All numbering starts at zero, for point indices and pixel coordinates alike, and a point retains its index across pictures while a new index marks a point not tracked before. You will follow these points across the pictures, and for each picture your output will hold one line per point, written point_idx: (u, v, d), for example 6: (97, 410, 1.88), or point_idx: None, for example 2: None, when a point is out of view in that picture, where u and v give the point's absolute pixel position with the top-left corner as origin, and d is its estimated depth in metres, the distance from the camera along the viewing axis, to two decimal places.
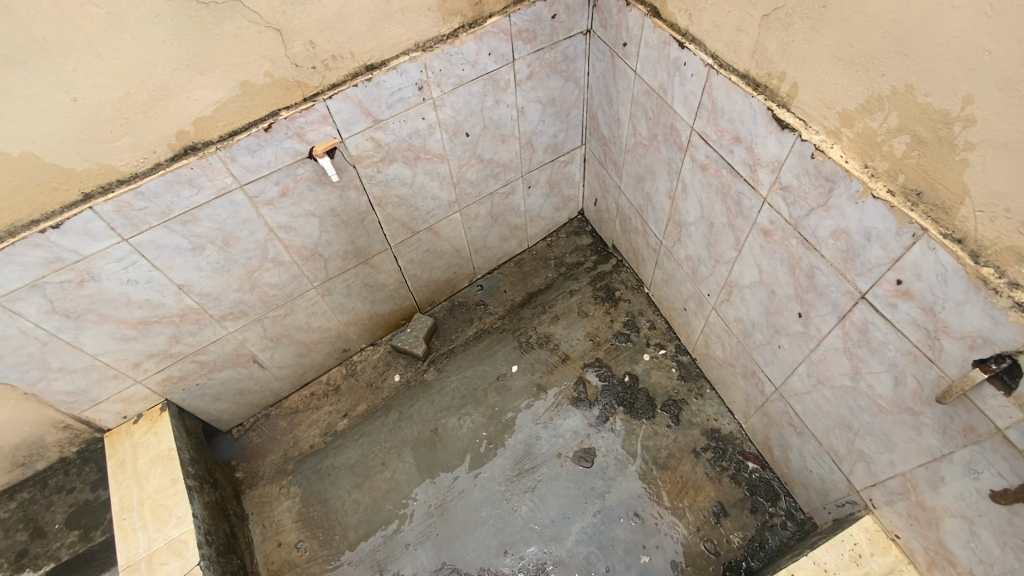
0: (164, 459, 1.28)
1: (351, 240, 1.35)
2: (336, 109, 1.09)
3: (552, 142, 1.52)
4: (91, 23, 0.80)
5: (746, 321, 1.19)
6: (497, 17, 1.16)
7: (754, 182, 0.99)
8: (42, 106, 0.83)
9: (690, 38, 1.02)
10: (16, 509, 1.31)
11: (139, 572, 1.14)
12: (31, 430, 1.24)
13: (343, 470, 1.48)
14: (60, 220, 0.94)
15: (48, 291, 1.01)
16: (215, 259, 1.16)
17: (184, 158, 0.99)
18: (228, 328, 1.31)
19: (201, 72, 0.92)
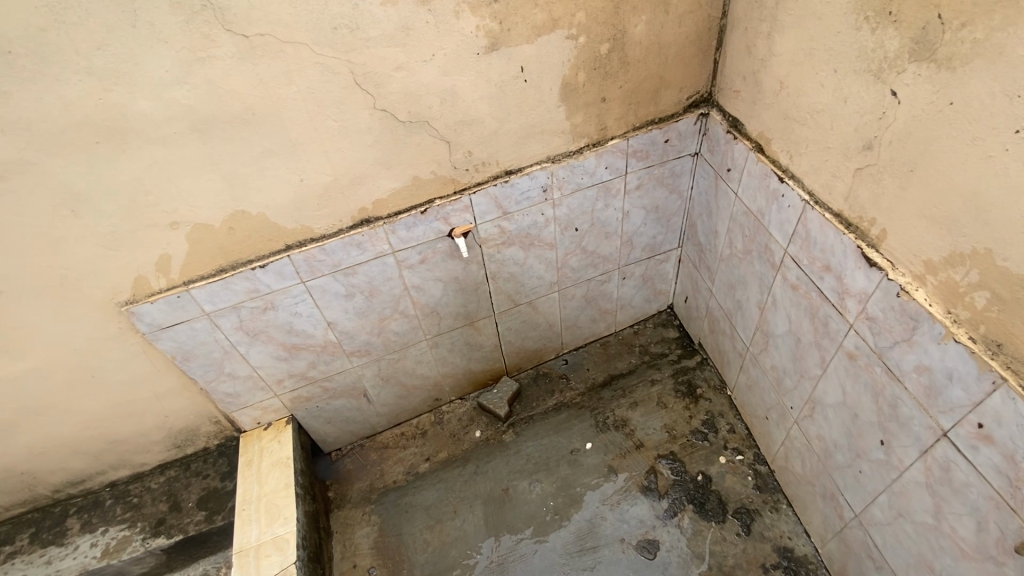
0: (282, 465, 1.52)
1: (464, 304, 1.57)
2: (476, 202, 1.35)
3: (652, 242, 1.68)
4: (327, 131, 1.11)
5: (828, 441, 1.22)
6: (618, 139, 1.39)
7: (842, 309, 1.07)
8: (281, 183, 1.15)
9: (790, 174, 1.16)
10: (164, 482, 1.60)
11: (248, 557, 1.35)
12: (193, 419, 1.53)
13: (419, 509, 1.62)
14: (267, 262, 1.24)
15: (242, 312, 1.30)
16: (360, 306, 1.43)
17: (360, 228, 1.28)
18: (353, 363, 1.55)
19: (388, 168, 1.22)
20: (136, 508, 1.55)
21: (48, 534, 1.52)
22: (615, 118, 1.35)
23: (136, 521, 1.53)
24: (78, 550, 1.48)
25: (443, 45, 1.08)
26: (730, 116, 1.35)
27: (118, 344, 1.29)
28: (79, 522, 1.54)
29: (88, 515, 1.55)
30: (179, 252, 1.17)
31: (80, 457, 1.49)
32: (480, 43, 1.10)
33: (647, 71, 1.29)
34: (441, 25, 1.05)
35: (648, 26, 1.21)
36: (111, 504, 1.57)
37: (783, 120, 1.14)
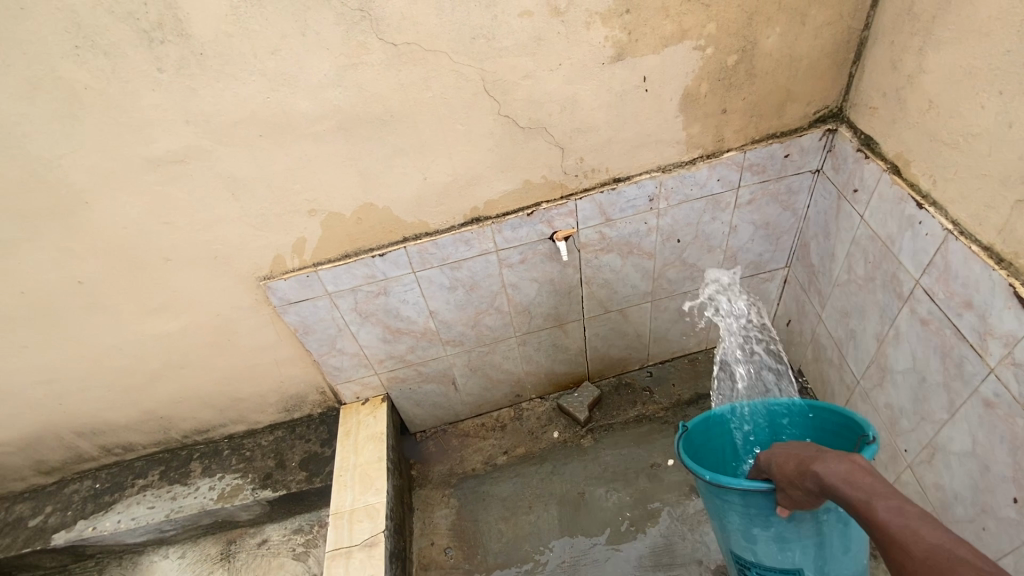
0: (376, 439, 1.63)
1: (556, 306, 1.60)
2: (582, 207, 1.37)
3: (757, 259, 1.62)
4: (453, 133, 1.18)
5: (948, 492, 1.12)
6: (734, 152, 1.35)
7: (982, 351, 0.99)
8: (406, 179, 1.24)
9: (931, 200, 1.08)
10: (272, 441, 1.77)
11: (342, 520, 1.48)
12: (303, 387, 1.69)
13: (496, 499, 1.67)
14: (385, 251, 1.35)
15: (359, 295, 1.42)
16: (461, 299, 1.50)
17: (470, 226, 1.35)
18: (447, 352, 1.64)
19: (503, 171, 1.27)
20: (248, 461, 1.74)
21: (175, 473, 1.75)
22: (733, 131, 1.32)
23: (247, 472, 1.71)
24: (199, 491, 1.69)
25: (571, 55, 1.11)
26: (863, 133, 1.27)
27: (253, 313, 1.45)
28: (201, 466, 1.75)
29: (208, 462, 1.76)
30: (313, 236, 1.30)
31: (209, 409, 1.69)
32: (607, 53, 1.12)
33: (773, 83, 1.25)
34: (571, 35, 1.08)
35: (781, 38, 1.17)
36: (228, 454, 1.77)
37: (929, 142, 1.07)
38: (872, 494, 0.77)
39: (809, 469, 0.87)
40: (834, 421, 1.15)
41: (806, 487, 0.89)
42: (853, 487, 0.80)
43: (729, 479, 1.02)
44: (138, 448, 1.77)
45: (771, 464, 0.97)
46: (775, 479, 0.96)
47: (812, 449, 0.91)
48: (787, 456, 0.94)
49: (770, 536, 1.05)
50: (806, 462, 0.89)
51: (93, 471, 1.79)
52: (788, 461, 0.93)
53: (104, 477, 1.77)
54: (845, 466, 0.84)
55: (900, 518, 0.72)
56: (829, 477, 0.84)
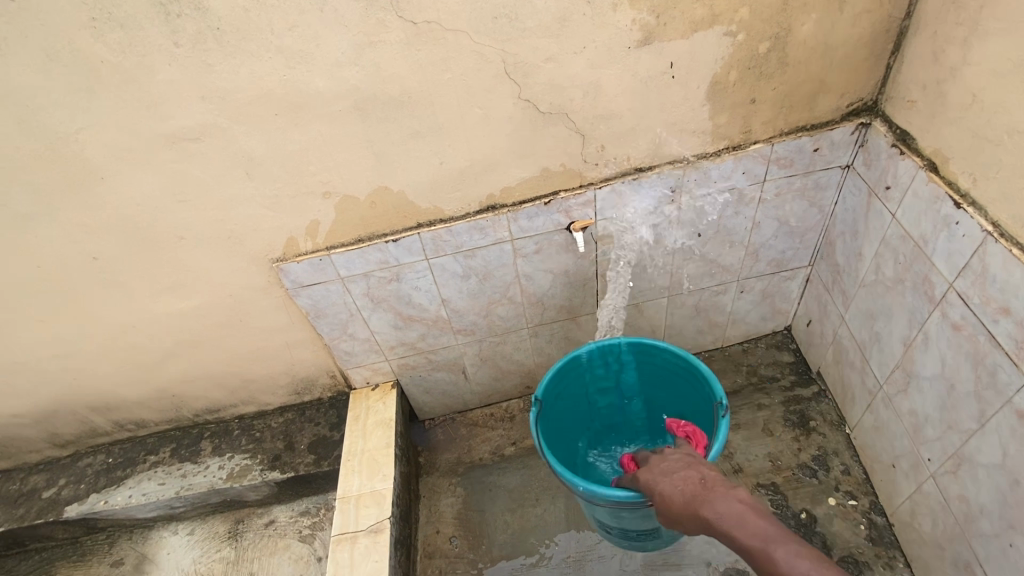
0: (384, 425, 1.63)
1: (570, 298, 1.57)
2: (601, 197, 1.34)
3: (779, 257, 1.57)
4: (471, 117, 1.15)
5: (973, 504, 1.08)
6: (761, 144, 1.30)
7: (1019, 359, 0.94)
8: (422, 164, 1.22)
9: (970, 200, 1.03)
10: (282, 423, 1.78)
11: (348, 505, 1.47)
12: (313, 371, 1.68)
13: (503, 490, 1.66)
14: (399, 236, 1.33)
15: (371, 280, 1.40)
16: (474, 287, 1.48)
17: (486, 213, 1.33)
18: (458, 340, 1.62)
19: (521, 158, 1.24)
20: (257, 442, 1.75)
21: (186, 451, 1.76)
22: (762, 122, 1.27)
23: (257, 453, 1.72)
24: (209, 470, 1.70)
25: (595, 38, 1.07)
26: (899, 128, 1.21)
27: (265, 295, 1.44)
28: (211, 445, 1.77)
29: (218, 441, 1.77)
30: (327, 219, 1.29)
31: (220, 389, 1.70)
32: (633, 37, 1.08)
33: (806, 74, 1.20)
34: (597, 18, 1.05)
35: (816, 26, 1.12)
36: (238, 434, 1.78)
37: (971, 138, 1.01)
38: (759, 533, 0.82)
39: (699, 513, 0.89)
40: (676, 362, 1.40)
41: (690, 523, 0.92)
42: (745, 530, 0.83)
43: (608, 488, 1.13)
44: (150, 425, 1.79)
45: (655, 492, 0.99)
46: (657, 495, 0.99)
47: (696, 483, 0.94)
48: (672, 486, 0.96)
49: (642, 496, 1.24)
50: (694, 501, 0.91)
51: (106, 446, 1.82)
52: (678, 488, 0.96)
53: (117, 452, 1.80)
54: (736, 504, 0.87)
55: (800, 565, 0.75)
56: (725, 518, 0.86)
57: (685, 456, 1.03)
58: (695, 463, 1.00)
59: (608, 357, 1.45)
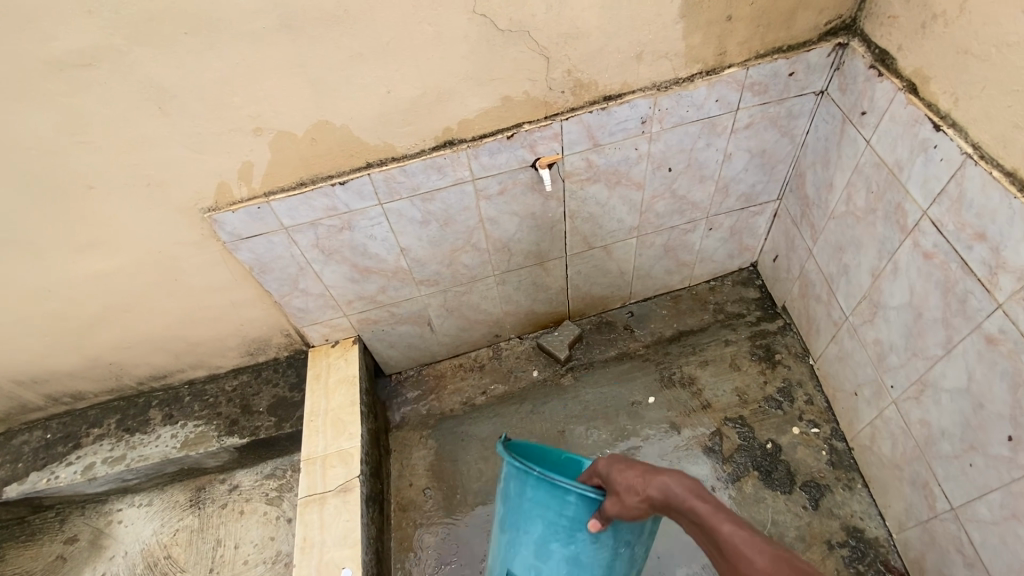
0: (347, 383, 1.55)
1: (538, 241, 1.49)
2: (568, 129, 1.23)
3: (749, 191, 1.52)
4: (420, 36, 1.01)
5: (934, 427, 1.12)
6: (736, 68, 1.22)
7: (991, 285, 0.94)
8: (367, 93, 1.07)
9: (950, 122, 0.99)
10: (236, 386, 1.68)
11: (315, 466, 1.42)
12: (265, 330, 1.57)
13: (475, 440, 1.63)
14: (347, 179, 1.19)
15: (320, 230, 1.28)
16: (434, 234, 1.37)
17: (442, 149, 1.20)
18: (421, 292, 1.53)
19: (479, 85, 1.12)
20: (211, 407, 1.65)
21: (134, 421, 1.64)
22: (737, 43, 1.18)
23: (212, 418, 1.62)
24: (161, 439, 1.60)
25: None
26: (878, 47, 1.14)
27: (200, 250, 1.30)
28: (161, 413, 1.65)
29: (168, 409, 1.66)
30: (262, 161, 1.14)
31: (163, 355, 1.57)
32: None
33: None
34: None
35: None
36: (189, 401, 1.67)
37: (955, 54, 0.96)
38: (762, 575, 0.72)
39: (654, 480, 0.83)
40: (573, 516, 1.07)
41: (639, 500, 0.84)
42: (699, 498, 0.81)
43: (564, 482, 0.93)
44: (89, 397, 1.65)
45: (613, 467, 0.88)
46: (609, 486, 0.88)
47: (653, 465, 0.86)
48: (678, 481, 0.82)
49: (566, 554, 0.99)
50: (649, 473, 0.84)
51: (43, 421, 1.67)
52: (624, 485, 0.85)
53: (55, 427, 1.66)
54: (689, 482, 0.82)
55: (745, 535, 0.76)
56: (674, 489, 0.82)
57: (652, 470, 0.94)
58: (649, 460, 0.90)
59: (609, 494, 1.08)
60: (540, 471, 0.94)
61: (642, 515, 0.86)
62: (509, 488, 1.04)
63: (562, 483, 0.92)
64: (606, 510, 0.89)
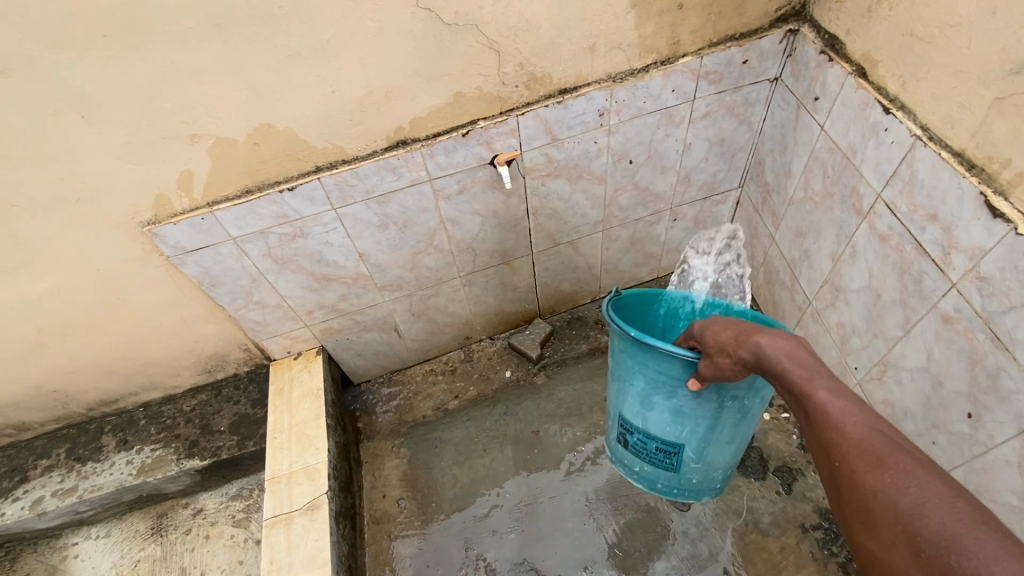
0: (312, 395, 1.49)
1: (502, 240, 1.46)
2: (524, 125, 1.20)
3: (711, 180, 1.52)
4: (363, 32, 0.97)
5: (898, 407, 1.13)
6: (690, 57, 1.21)
7: (944, 265, 0.95)
8: (310, 94, 1.02)
9: (899, 104, 1.00)
10: (195, 406, 1.60)
11: (280, 485, 1.36)
12: (222, 346, 1.50)
13: (449, 446, 1.60)
14: (296, 184, 1.14)
15: (271, 239, 1.22)
16: (393, 237, 1.33)
17: (395, 150, 1.16)
18: (385, 297, 1.48)
19: (429, 82, 1.08)
20: (169, 429, 1.57)
21: (84, 450, 1.55)
22: (690, 32, 1.17)
23: (169, 441, 1.54)
24: (115, 467, 1.52)
25: None
26: (827, 32, 1.15)
27: (143, 265, 1.22)
28: (115, 439, 1.56)
29: (123, 434, 1.57)
30: (202, 169, 1.07)
31: (112, 378, 1.48)
32: None
33: None
34: None
35: None
36: (145, 424, 1.59)
37: (901, 37, 0.96)
38: (849, 441, 0.67)
39: (750, 341, 0.81)
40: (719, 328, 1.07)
41: (735, 359, 0.83)
42: (794, 361, 0.76)
43: (660, 342, 0.95)
44: (34, 427, 1.55)
45: (708, 330, 0.88)
46: (705, 349, 0.90)
47: (754, 326, 0.83)
48: (774, 343, 0.79)
49: (669, 406, 1.05)
50: (744, 335, 0.82)
51: None
52: (716, 345, 0.86)
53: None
54: (788, 344, 0.78)
55: (841, 402, 0.71)
56: (768, 349, 0.79)
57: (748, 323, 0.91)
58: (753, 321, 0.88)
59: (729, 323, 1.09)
60: (636, 334, 0.97)
61: (738, 375, 0.86)
62: (614, 345, 1.09)
63: (653, 345, 0.94)
64: (702, 373, 0.92)
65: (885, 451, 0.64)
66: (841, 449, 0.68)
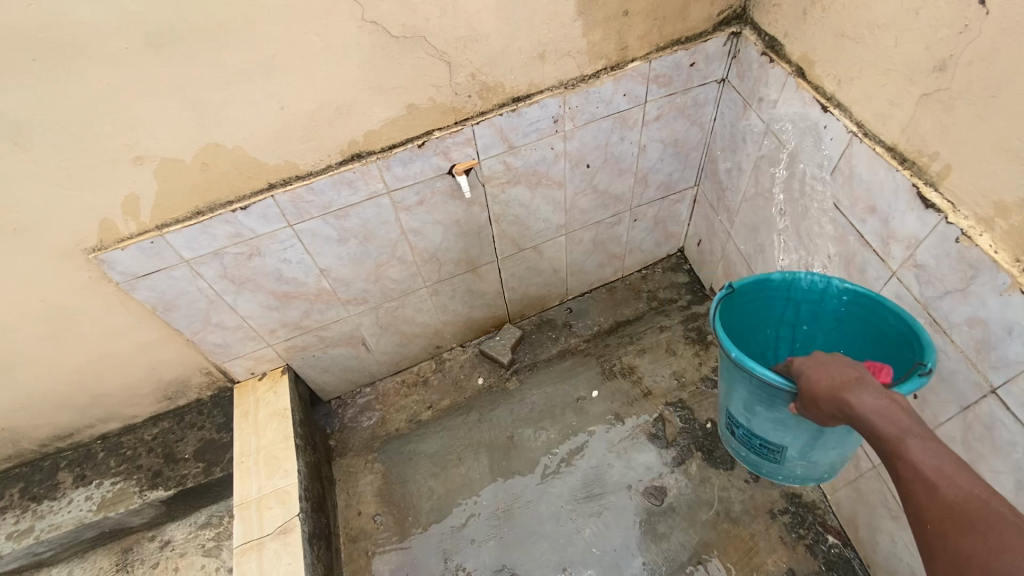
0: (279, 416, 1.46)
1: (466, 248, 1.46)
2: (480, 134, 1.21)
3: (667, 180, 1.56)
4: (309, 47, 0.95)
5: None
6: (639, 62, 1.23)
7: (884, 255, 1.00)
8: (258, 111, 1.00)
9: (835, 102, 1.04)
10: (157, 435, 1.55)
11: (249, 510, 1.33)
12: (183, 371, 1.46)
13: (424, 457, 1.58)
14: (249, 203, 1.12)
15: (226, 259, 1.19)
16: (354, 251, 1.31)
17: (350, 163, 1.15)
18: (349, 312, 1.46)
19: (380, 94, 1.07)
20: (130, 460, 1.51)
21: (40, 489, 1.48)
22: (637, 37, 1.19)
23: (131, 473, 1.49)
24: (74, 504, 1.45)
25: None
26: (767, 34, 1.19)
27: (91, 293, 1.18)
28: (72, 475, 1.50)
29: (80, 469, 1.51)
30: (148, 192, 1.04)
31: (65, 411, 1.42)
32: None
33: None
34: None
35: None
36: (104, 457, 1.52)
37: (834, 38, 1.01)
38: (938, 509, 0.64)
39: (839, 399, 0.75)
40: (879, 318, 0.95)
41: (827, 413, 0.77)
42: (886, 421, 0.71)
43: (756, 366, 0.87)
44: None
45: (800, 375, 0.81)
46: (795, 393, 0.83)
47: (850, 375, 0.76)
48: (867, 400, 0.73)
49: (773, 416, 0.94)
50: (839, 391, 0.75)
51: None
52: (808, 398, 0.79)
53: None
54: (879, 401, 0.72)
55: (937, 463, 0.66)
56: (862, 409, 0.72)
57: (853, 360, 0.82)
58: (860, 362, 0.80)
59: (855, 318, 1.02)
60: (738, 355, 0.90)
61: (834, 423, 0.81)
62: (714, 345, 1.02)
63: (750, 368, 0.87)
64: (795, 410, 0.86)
65: (980, 520, 0.61)
66: (928, 514, 0.65)
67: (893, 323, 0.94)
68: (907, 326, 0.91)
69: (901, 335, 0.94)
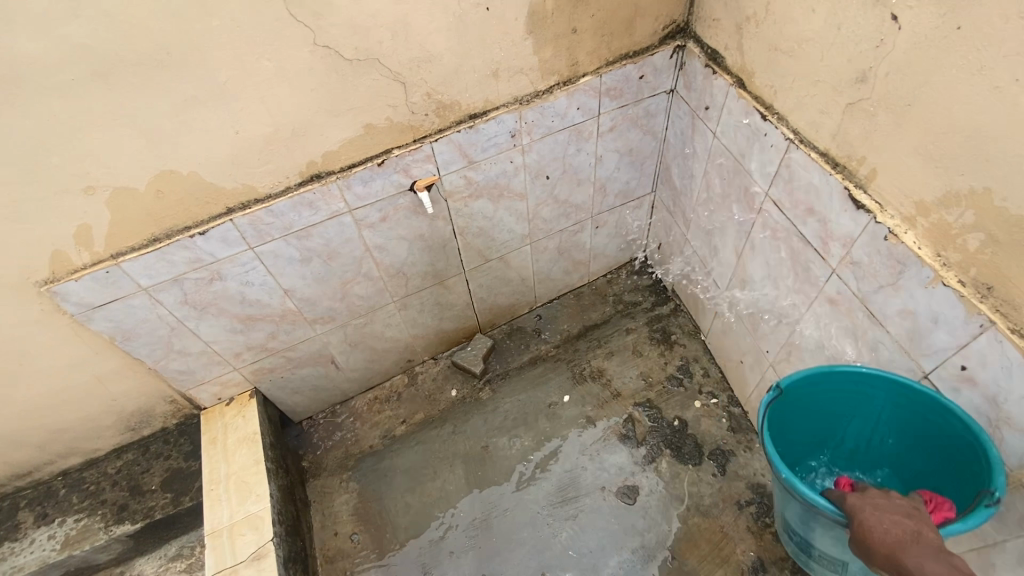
0: (249, 440, 1.44)
1: (432, 262, 1.48)
2: (439, 151, 1.23)
3: (625, 188, 1.61)
4: (262, 73, 0.96)
5: None
6: (590, 77, 1.28)
7: (824, 254, 1.06)
8: (211, 137, 1.00)
9: (773, 111, 1.10)
10: (122, 467, 1.50)
11: (221, 539, 1.30)
12: (146, 400, 1.42)
13: (399, 472, 1.58)
14: (207, 228, 1.11)
15: (186, 285, 1.17)
16: (318, 270, 1.31)
17: (310, 184, 1.15)
18: (317, 331, 1.46)
19: (336, 116, 1.08)
20: (94, 495, 1.46)
21: None
22: (586, 53, 1.24)
23: (96, 508, 1.44)
24: (36, 544, 1.40)
25: None
26: (709, 47, 1.25)
27: (45, 327, 1.15)
28: (33, 514, 1.44)
29: (42, 507, 1.45)
30: (101, 221, 1.02)
31: (22, 449, 1.37)
32: None
33: None
34: None
35: None
36: (66, 494, 1.47)
37: (768, 52, 1.07)
38: None
39: (895, 560, 0.74)
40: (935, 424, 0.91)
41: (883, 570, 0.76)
42: None
43: (807, 490, 0.88)
44: None
45: (852, 519, 0.81)
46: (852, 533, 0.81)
47: (907, 534, 0.75)
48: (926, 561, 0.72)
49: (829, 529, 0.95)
50: (895, 549, 0.75)
51: None
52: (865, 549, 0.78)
53: None
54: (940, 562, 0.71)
55: None
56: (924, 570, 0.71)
57: (912, 505, 0.81)
58: (915, 512, 0.79)
59: (905, 411, 0.98)
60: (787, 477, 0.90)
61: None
62: None
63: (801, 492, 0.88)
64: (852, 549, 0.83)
65: None
66: None
67: (959, 431, 0.88)
68: (972, 434, 0.86)
69: (966, 442, 0.88)
